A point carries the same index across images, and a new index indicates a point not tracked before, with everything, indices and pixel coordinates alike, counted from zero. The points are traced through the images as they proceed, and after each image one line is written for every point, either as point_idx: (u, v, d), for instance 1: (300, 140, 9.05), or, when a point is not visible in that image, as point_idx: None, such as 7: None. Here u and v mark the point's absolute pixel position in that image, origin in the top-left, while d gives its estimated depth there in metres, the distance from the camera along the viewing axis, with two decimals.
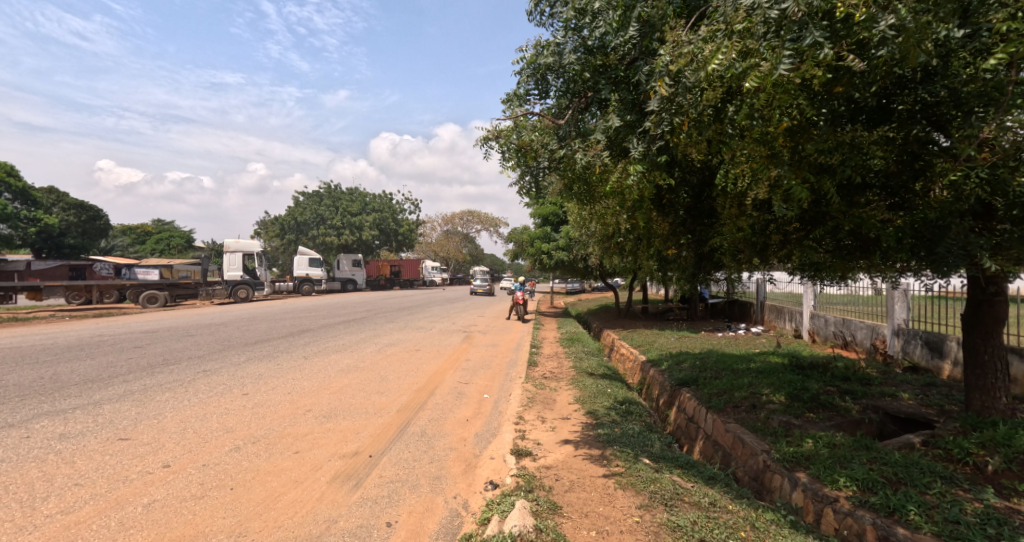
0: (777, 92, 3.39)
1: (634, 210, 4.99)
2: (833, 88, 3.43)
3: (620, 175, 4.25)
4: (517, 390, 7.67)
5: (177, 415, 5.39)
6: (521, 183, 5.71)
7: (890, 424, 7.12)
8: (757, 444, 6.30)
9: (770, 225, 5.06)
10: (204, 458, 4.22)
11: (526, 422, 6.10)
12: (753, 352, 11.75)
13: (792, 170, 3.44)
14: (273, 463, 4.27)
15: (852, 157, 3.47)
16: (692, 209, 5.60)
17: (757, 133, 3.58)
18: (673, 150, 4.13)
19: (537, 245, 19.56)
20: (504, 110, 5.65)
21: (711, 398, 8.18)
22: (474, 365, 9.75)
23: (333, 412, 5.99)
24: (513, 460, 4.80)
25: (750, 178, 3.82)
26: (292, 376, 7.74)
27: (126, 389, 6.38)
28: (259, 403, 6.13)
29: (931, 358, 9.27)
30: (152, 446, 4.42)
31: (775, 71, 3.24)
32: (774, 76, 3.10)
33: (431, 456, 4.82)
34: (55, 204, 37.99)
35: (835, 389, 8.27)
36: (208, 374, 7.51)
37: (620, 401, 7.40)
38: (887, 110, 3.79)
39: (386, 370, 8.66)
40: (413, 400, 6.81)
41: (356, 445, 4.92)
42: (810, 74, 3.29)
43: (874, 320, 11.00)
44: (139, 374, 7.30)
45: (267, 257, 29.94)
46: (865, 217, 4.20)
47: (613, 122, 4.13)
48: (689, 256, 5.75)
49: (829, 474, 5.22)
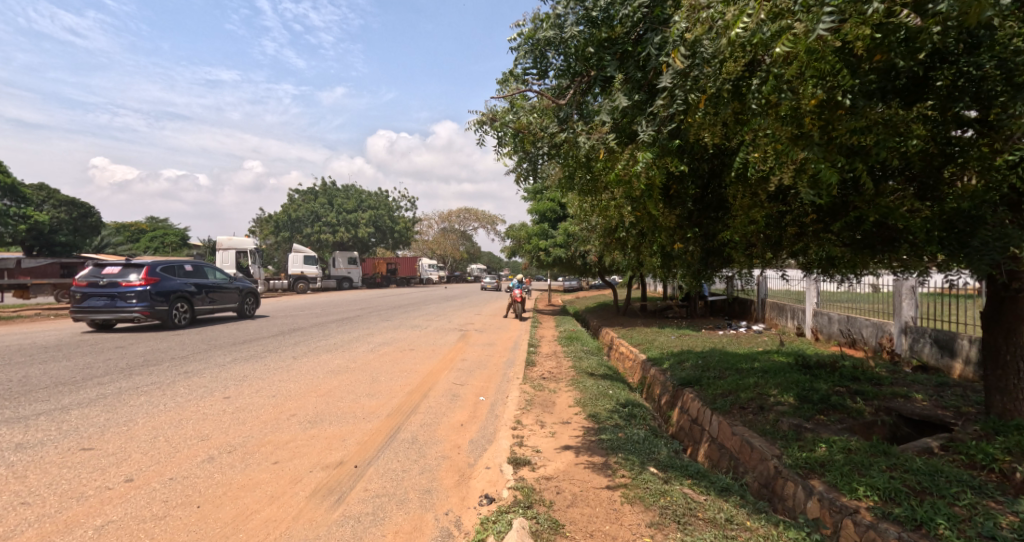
0: (812, 59, 3.08)
1: (641, 200, 4.64)
2: (874, 54, 3.12)
3: (626, 160, 3.94)
4: (514, 392, 7.33)
5: (149, 421, 5.03)
6: (519, 171, 5.38)
7: (903, 427, 6.81)
8: (767, 449, 5.97)
9: (785, 217, 4.80)
10: (172, 471, 3.87)
11: (524, 427, 5.73)
12: (757, 350, 11.43)
13: (821, 151, 3.11)
14: (248, 476, 3.92)
15: (887, 138, 3.15)
16: (699, 202, 5.26)
17: (784, 108, 3.24)
18: (685, 132, 3.79)
19: (535, 242, 19.18)
20: (499, 92, 5.32)
21: (716, 399, 7.84)
22: (470, 365, 9.39)
23: (319, 417, 5.63)
24: (509, 471, 4.44)
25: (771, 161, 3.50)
26: (278, 378, 7.37)
27: (98, 392, 6.02)
28: (240, 407, 5.78)
29: (941, 357, 8.96)
30: (117, 457, 4.07)
31: (811, 32, 2.97)
32: (814, 36, 2.87)
33: (422, 465, 4.47)
34: (46, 201, 37.39)
35: (845, 390, 7.94)
36: (190, 376, 7.15)
37: (622, 403, 7.07)
38: (924, 86, 3.39)
39: (378, 371, 8.30)
40: (404, 404, 6.45)
41: (341, 454, 4.56)
42: (854, 37, 3.05)
43: (880, 318, 10.68)
44: (116, 376, 6.93)
45: (261, 254, 29.51)
46: (891, 207, 3.88)
47: (621, 101, 3.82)
48: (696, 250, 5.45)
49: (847, 483, 4.89)
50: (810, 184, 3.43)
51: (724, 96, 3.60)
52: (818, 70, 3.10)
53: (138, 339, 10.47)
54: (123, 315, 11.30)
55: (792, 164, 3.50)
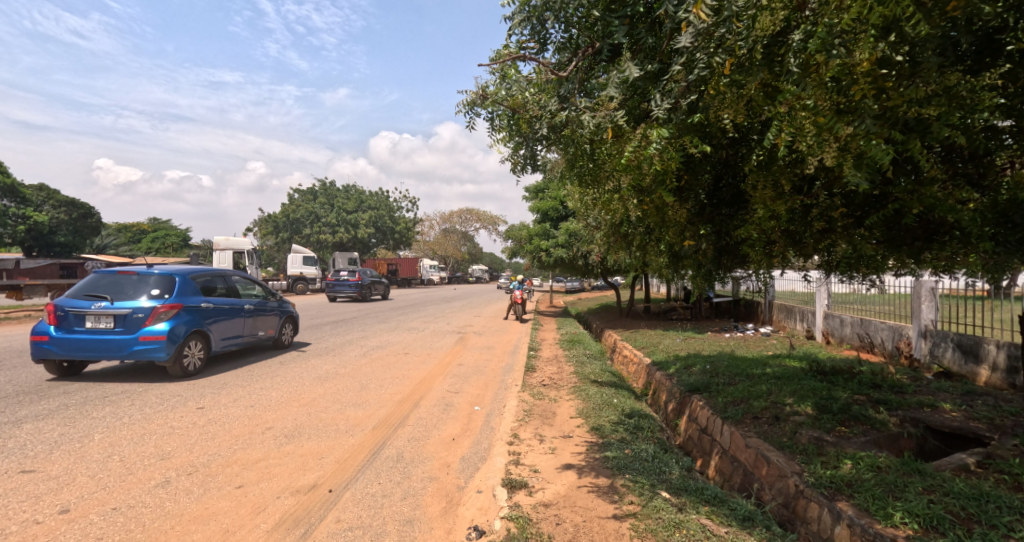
0: (874, 4, 2.70)
1: (650, 190, 4.18)
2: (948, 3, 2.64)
3: (640, 140, 3.63)
4: (512, 401, 6.85)
5: (107, 437, 4.53)
6: (516, 159, 4.97)
7: (931, 439, 6.32)
8: (785, 464, 5.49)
9: (812, 210, 4.32)
10: (118, 499, 3.37)
11: (521, 442, 5.23)
12: (767, 354, 10.90)
13: (877, 122, 2.81)
14: (205, 504, 3.43)
15: (951, 112, 2.82)
16: (712, 197, 4.79)
17: (831, 75, 3.00)
18: (705, 105, 3.44)
19: (535, 242, 18.65)
20: (493, 71, 4.89)
21: (727, 408, 7.34)
22: (466, 370, 8.87)
23: (297, 430, 5.15)
24: (503, 496, 3.96)
25: (812, 139, 3.13)
26: (260, 386, 6.89)
27: (61, 402, 5.53)
28: (213, 419, 5.30)
29: (965, 363, 8.43)
30: (59, 482, 3.57)
31: None
32: None
33: (404, 489, 3.99)
34: (45, 202, 36.95)
35: (865, 399, 7.41)
36: (165, 383, 6.66)
37: (627, 413, 6.57)
38: (995, 47, 2.82)
39: (368, 378, 7.81)
40: (393, 414, 5.99)
41: (315, 476, 4.06)
42: None
43: (897, 320, 10.14)
44: (84, 384, 6.43)
45: (259, 256, 28.94)
46: (939, 197, 3.47)
47: (632, 71, 3.48)
48: (708, 249, 4.94)
49: (880, 507, 4.41)
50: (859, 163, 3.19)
51: (756, 59, 3.23)
52: (885, 15, 2.69)
53: None
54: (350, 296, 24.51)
55: (836, 140, 3.15)
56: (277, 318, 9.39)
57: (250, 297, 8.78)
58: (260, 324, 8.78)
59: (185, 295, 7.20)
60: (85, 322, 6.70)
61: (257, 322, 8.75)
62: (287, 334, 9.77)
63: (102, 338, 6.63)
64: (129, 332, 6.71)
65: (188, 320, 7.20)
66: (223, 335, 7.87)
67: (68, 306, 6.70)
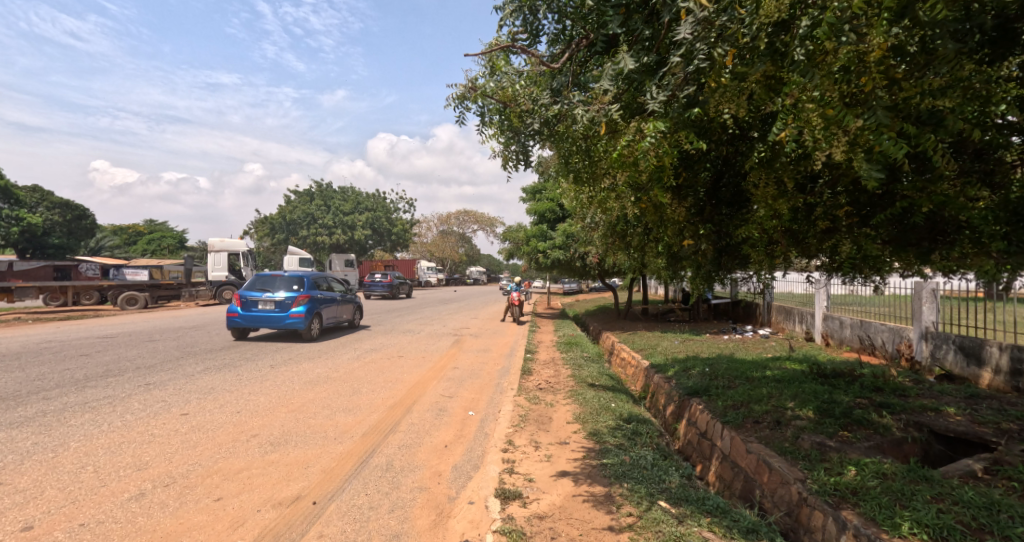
0: None
1: (648, 186, 4.03)
2: None
3: (634, 134, 3.51)
4: (507, 405, 6.69)
5: (82, 446, 4.35)
6: (506, 155, 4.91)
7: (935, 444, 6.17)
8: (787, 471, 5.33)
9: (815, 209, 4.17)
10: (87, 514, 3.21)
11: (516, 449, 5.06)
12: (766, 357, 10.72)
13: (888, 113, 2.65)
14: (180, 518, 3.26)
15: (965, 104, 2.70)
16: (712, 196, 4.64)
17: (844, 63, 2.83)
18: (705, 99, 3.28)
19: (532, 244, 18.49)
20: (485, 64, 4.74)
21: (726, 411, 7.18)
22: (461, 374, 8.71)
23: (283, 438, 4.97)
24: (496, 507, 3.80)
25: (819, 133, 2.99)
26: (248, 390, 6.71)
27: (39, 409, 5.36)
28: (197, 426, 5.13)
29: (967, 366, 8.27)
30: (25, 495, 3.40)
31: None
32: None
33: (392, 501, 3.82)
34: (39, 203, 36.65)
35: (868, 402, 7.26)
36: (150, 389, 6.48)
37: (625, 418, 6.41)
38: (1011, 36, 2.73)
39: (360, 382, 7.65)
40: (385, 419, 5.83)
41: (299, 487, 3.88)
42: None
43: (897, 322, 9.98)
44: (65, 390, 6.25)
45: (254, 257, 28.68)
46: (949, 194, 3.34)
47: (628, 62, 3.34)
48: (707, 250, 4.79)
49: (886, 516, 4.26)
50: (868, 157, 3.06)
51: (760, 47, 3.09)
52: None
53: (107, 346, 9.75)
54: (379, 294, 28.77)
55: (845, 133, 3.00)
56: (350, 306, 13.60)
57: (339, 291, 13.35)
58: (343, 310, 13.07)
59: (307, 289, 11.37)
60: (256, 305, 10.96)
61: (347, 307, 13.53)
62: (360, 318, 14.32)
63: (267, 315, 10.82)
64: (280, 311, 10.89)
65: (309, 306, 11.26)
66: (328, 315, 12.26)
67: (246, 294, 10.97)
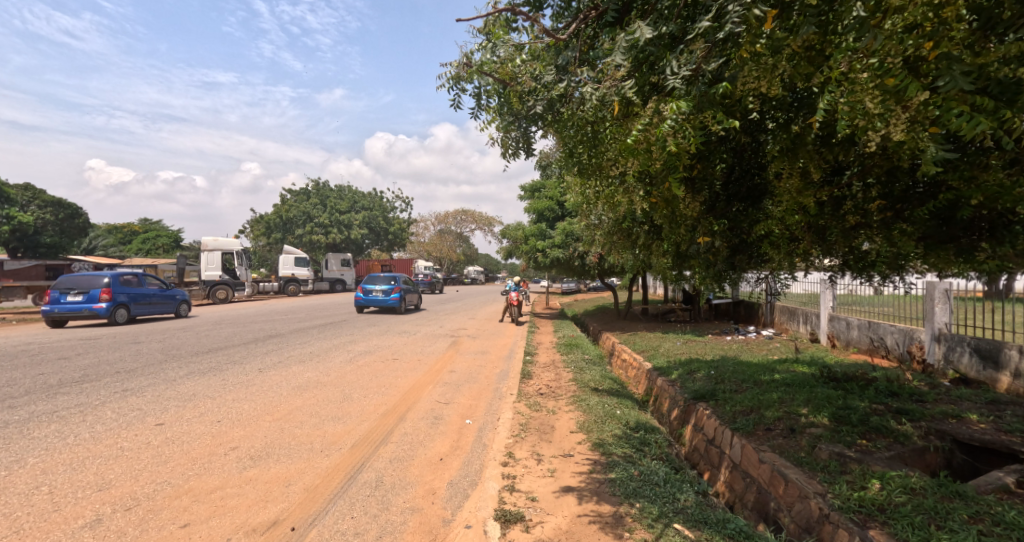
0: None
1: (662, 176, 3.66)
2: None
3: (650, 117, 3.21)
4: (506, 412, 6.32)
5: (43, 461, 3.99)
6: (505, 140, 4.54)
7: (958, 454, 5.82)
8: (805, 483, 4.97)
9: (844, 202, 3.81)
10: None
11: (517, 463, 4.68)
12: (773, 359, 10.34)
13: (971, 78, 2.49)
14: None
15: None
16: (728, 189, 4.29)
17: (913, 21, 2.64)
18: (733, 74, 2.96)
19: (531, 243, 18.07)
20: (485, 42, 4.40)
21: (736, 417, 6.81)
22: (457, 378, 8.33)
23: (265, 451, 4.59)
24: (495, 532, 3.43)
25: (876, 110, 2.79)
26: (232, 396, 6.35)
27: (3, 419, 4.99)
28: (173, 437, 4.77)
29: (984, 369, 7.89)
30: None
31: None
32: None
33: (380, 525, 3.44)
34: (32, 201, 36.04)
35: (884, 408, 6.89)
36: (127, 395, 6.10)
37: (632, 426, 6.04)
38: None
39: (352, 387, 7.27)
40: (377, 428, 5.47)
41: (278, 509, 3.52)
42: None
43: (907, 324, 9.59)
44: (36, 397, 5.87)
45: (249, 257, 28.19)
46: (1007, 184, 3.01)
47: (645, 32, 3.10)
48: (721, 248, 4.43)
49: (922, 539, 3.90)
50: (929, 137, 2.83)
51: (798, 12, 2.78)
52: None
53: (89, 348, 9.35)
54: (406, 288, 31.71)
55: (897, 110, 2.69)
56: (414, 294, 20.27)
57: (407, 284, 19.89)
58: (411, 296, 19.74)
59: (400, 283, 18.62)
60: (370, 292, 17.96)
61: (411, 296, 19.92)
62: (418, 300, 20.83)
63: (378, 299, 17.79)
64: (384, 295, 17.81)
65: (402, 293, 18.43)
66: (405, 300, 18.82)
67: (364, 286, 18.06)
